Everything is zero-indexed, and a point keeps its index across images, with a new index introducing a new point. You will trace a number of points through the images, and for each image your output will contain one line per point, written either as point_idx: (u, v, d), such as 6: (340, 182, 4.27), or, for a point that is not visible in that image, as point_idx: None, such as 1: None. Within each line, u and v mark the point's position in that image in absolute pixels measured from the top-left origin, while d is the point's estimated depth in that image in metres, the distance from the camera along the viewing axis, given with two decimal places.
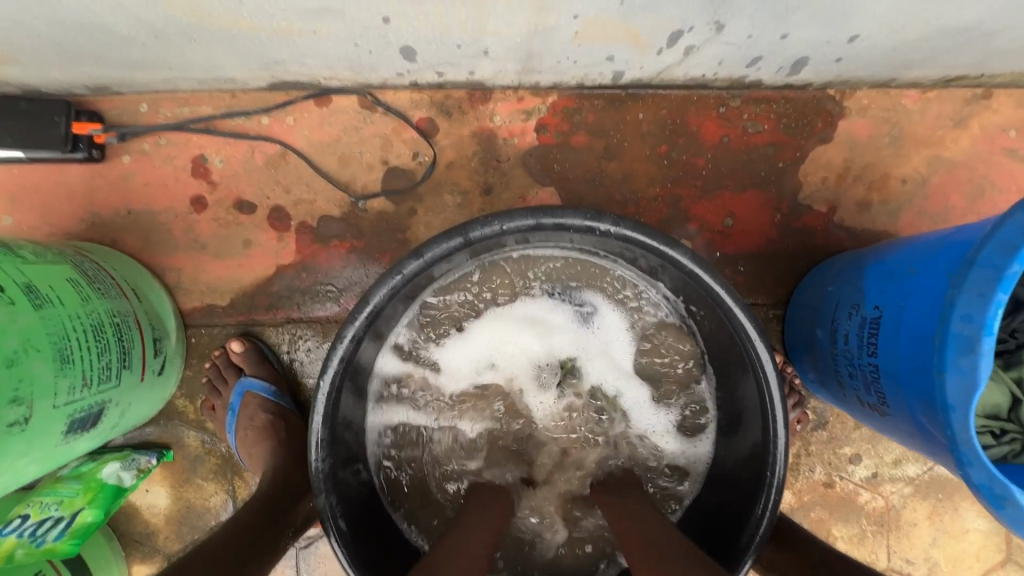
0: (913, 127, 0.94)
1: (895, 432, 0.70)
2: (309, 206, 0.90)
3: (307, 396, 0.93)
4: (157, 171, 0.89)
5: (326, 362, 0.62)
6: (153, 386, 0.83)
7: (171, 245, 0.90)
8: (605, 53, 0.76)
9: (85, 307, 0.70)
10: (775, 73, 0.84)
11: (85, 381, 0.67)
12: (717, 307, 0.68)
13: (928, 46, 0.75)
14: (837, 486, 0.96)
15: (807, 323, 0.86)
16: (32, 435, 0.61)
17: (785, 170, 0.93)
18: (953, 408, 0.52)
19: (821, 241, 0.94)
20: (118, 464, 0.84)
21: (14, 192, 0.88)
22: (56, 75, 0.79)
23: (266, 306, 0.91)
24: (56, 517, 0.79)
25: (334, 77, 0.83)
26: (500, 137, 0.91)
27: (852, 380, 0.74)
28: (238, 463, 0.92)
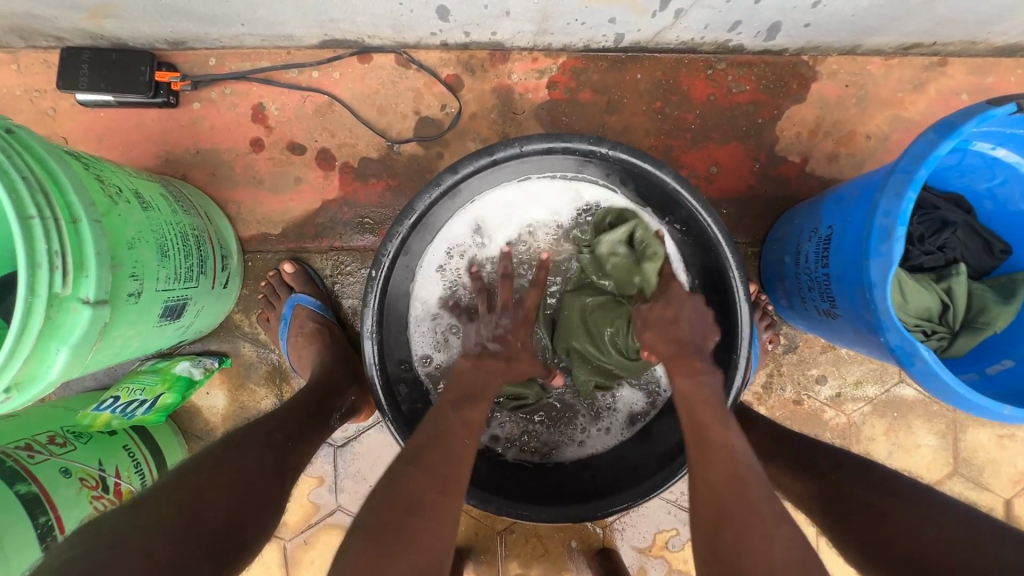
0: (877, 89, 1.07)
1: (843, 332, 0.84)
2: (351, 149, 1.05)
3: (346, 315, 1.08)
4: (222, 117, 1.04)
5: (379, 255, 0.77)
6: (219, 297, 0.98)
7: (232, 181, 1.05)
8: (608, 15, 0.90)
9: (174, 217, 0.85)
10: (754, 38, 0.98)
11: (176, 275, 0.82)
12: (697, 224, 0.80)
13: (881, 12, 0.89)
14: (805, 404, 1.10)
15: (778, 255, 1.00)
16: (141, 310, 0.75)
17: (764, 125, 1.07)
18: (876, 285, 0.66)
19: (794, 189, 1.08)
20: (188, 363, 0.99)
21: (101, 132, 1.04)
22: (145, 30, 0.94)
23: (313, 235, 1.06)
24: (141, 399, 0.94)
25: (377, 35, 0.97)
26: (517, 92, 1.05)
27: (811, 293, 0.88)
28: (286, 371, 1.07)
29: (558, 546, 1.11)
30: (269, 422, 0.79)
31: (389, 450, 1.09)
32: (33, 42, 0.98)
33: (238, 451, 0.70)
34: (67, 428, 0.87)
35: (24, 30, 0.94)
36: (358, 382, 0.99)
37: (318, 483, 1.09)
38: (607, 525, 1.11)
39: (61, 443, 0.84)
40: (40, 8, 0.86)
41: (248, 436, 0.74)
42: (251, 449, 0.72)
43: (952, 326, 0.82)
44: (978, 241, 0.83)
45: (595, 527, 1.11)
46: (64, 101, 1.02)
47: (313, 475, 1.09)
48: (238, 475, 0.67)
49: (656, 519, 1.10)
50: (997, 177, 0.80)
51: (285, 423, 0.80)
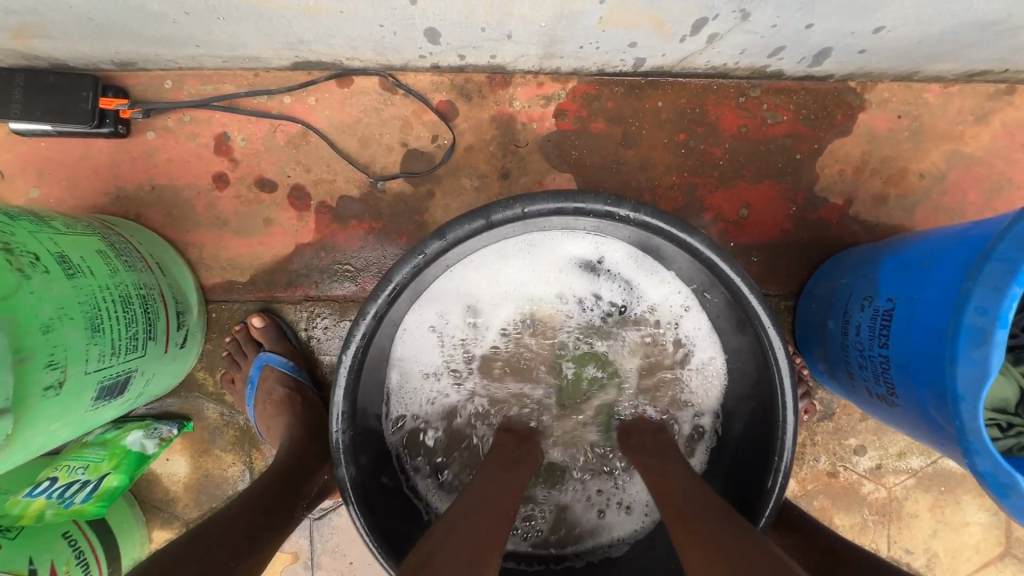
0: (934, 121, 0.93)
1: (901, 422, 0.71)
2: (328, 186, 0.92)
3: (323, 373, 0.95)
4: (181, 148, 0.91)
5: (349, 337, 0.64)
6: (176, 359, 0.86)
7: (193, 221, 0.92)
8: (629, 39, 0.76)
9: (114, 277, 0.72)
10: (796, 64, 0.84)
11: (114, 350, 0.69)
12: (731, 297, 0.68)
13: (953, 39, 0.75)
14: (840, 477, 0.97)
15: (818, 315, 0.87)
16: (65, 400, 0.63)
17: (802, 162, 0.94)
18: (962, 397, 0.53)
19: (835, 234, 0.94)
20: (141, 433, 0.87)
21: (41, 165, 0.90)
22: (84, 50, 0.80)
23: (285, 283, 0.93)
24: (83, 480, 0.82)
25: (357, 58, 0.84)
26: (519, 121, 0.92)
27: (861, 371, 0.75)
28: (256, 436, 0.95)
29: None
30: (214, 530, 0.65)
31: None
32: None
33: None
34: None
35: None
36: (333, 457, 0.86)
37: (292, 559, 0.97)
38: None
39: None
40: None
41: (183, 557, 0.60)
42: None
43: None
44: None
45: None
46: None
47: (286, 550, 0.97)
48: None
49: None
50: None
51: (231, 529, 0.66)
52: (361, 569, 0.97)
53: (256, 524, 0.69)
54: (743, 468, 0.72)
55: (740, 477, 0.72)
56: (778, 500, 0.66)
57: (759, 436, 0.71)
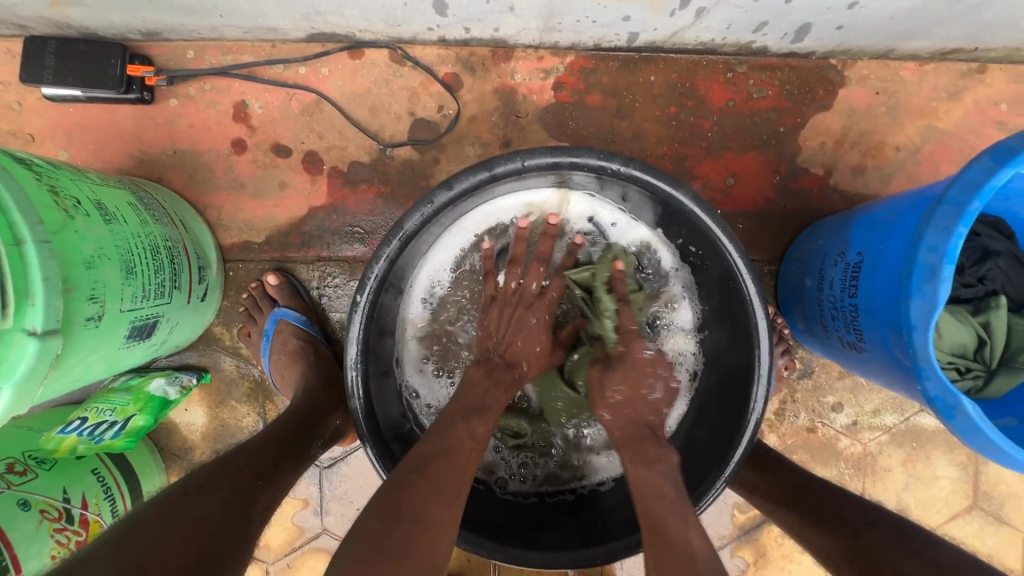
0: (909, 97, 0.99)
1: (869, 367, 0.77)
2: (340, 152, 0.97)
3: (334, 330, 1.01)
4: (202, 115, 0.96)
5: (364, 279, 0.70)
6: (196, 311, 0.91)
7: (212, 184, 0.97)
8: (623, 12, 0.81)
9: (143, 227, 0.78)
10: (780, 40, 0.90)
11: (144, 293, 0.75)
12: (714, 248, 0.74)
13: (923, 15, 0.81)
14: (818, 432, 1.04)
15: (798, 276, 0.93)
16: (103, 334, 0.69)
17: (785, 134, 1.00)
18: (915, 328, 0.59)
19: (815, 203, 1.00)
20: (164, 380, 0.92)
21: (70, 129, 0.96)
22: (114, 19, 0.86)
23: (299, 244, 0.99)
24: (111, 421, 0.88)
25: (369, 30, 0.89)
26: (520, 93, 0.97)
27: (834, 322, 0.81)
28: (269, 388, 1.01)
29: None
30: (239, 457, 0.71)
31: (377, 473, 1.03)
32: None
33: (198, 495, 0.63)
34: (28, 455, 0.81)
35: None
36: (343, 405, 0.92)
37: (303, 505, 1.03)
38: None
39: (21, 471, 0.79)
40: None
41: (214, 477, 0.66)
42: (216, 492, 0.65)
43: (988, 364, 0.75)
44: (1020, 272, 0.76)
45: None
46: (29, 95, 0.95)
47: (298, 497, 1.03)
48: (199, 522, 0.60)
49: None
50: None
51: (254, 457, 0.73)
52: None
53: (279, 455, 0.75)
54: (725, 412, 0.78)
55: (720, 421, 0.78)
56: (752, 435, 0.72)
57: (738, 380, 0.76)
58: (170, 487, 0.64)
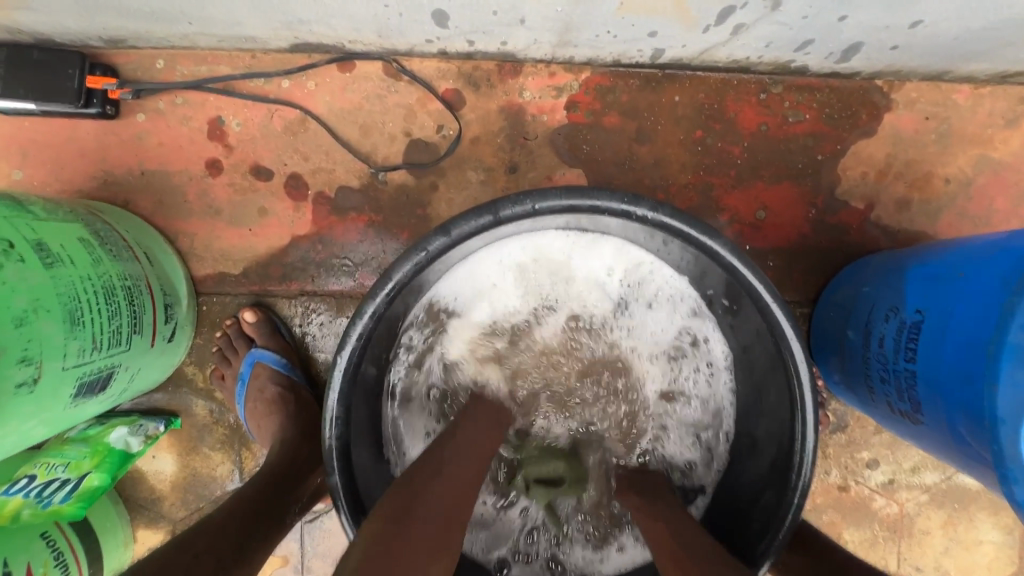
0: (963, 123, 0.89)
1: (926, 442, 0.67)
2: (327, 175, 0.87)
3: (318, 372, 0.91)
4: (172, 132, 0.86)
5: (344, 338, 0.60)
6: (162, 354, 0.82)
7: (184, 209, 0.87)
8: (649, 28, 0.71)
9: (96, 267, 0.68)
10: (823, 59, 0.80)
11: (95, 344, 0.66)
12: (751, 304, 0.64)
13: (993, 35, 0.70)
14: (851, 491, 0.94)
15: (836, 325, 0.83)
16: (40, 396, 0.59)
17: (823, 163, 0.89)
18: (1002, 421, 0.50)
19: (854, 240, 0.90)
20: (126, 429, 0.83)
21: (25, 145, 0.86)
22: (71, 25, 0.75)
23: (280, 277, 0.89)
24: (63, 479, 0.78)
25: (359, 40, 0.79)
26: (529, 113, 0.87)
27: (883, 385, 0.72)
28: (245, 435, 0.91)
29: None
30: (197, 541, 0.62)
31: None
32: None
33: None
34: None
35: None
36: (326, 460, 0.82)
37: (281, 563, 0.93)
38: None
39: None
40: None
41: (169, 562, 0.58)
42: None
43: None
44: None
45: None
46: None
47: (275, 553, 0.93)
48: None
49: None
50: None
51: (222, 533, 0.64)
52: None
53: (246, 528, 0.66)
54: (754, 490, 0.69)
55: (748, 501, 0.69)
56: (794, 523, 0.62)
57: (773, 456, 0.67)
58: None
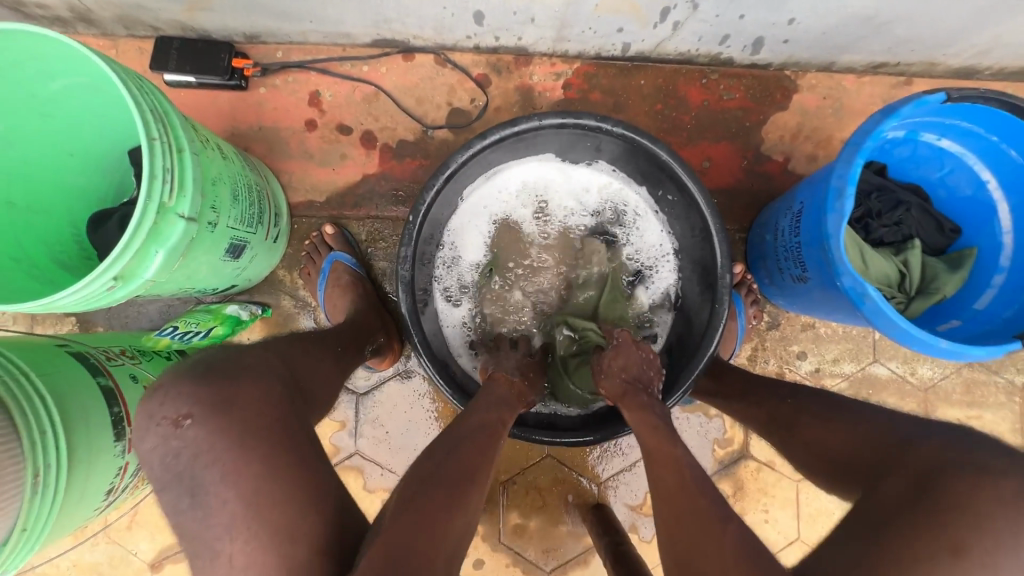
0: (851, 101, 1.23)
1: (813, 295, 0.96)
2: (391, 132, 1.22)
3: (377, 276, 1.22)
4: (284, 100, 1.21)
5: (415, 206, 0.90)
6: (269, 250, 1.13)
7: (287, 154, 1.21)
8: (617, 25, 1.06)
9: (244, 171, 1.00)
10: (742, 52, 1.15)
11: (240, 218, 0.97)
12: (685, 196, 0.94)
13: (849, 30, 1.05)
14: (786, 377, 1.20)
15: (761, 236, 1.13)
16: (214, 240, 0.90)
17: (750, 128, 1.23)
18: (831, 236, 0.79)
19: (776, 183, 1.22)
20: (237, 305, 1.13)
21: (179, 108, 1.21)
22: (229, 23, 1.12)
23: (353, 204, 1.21)
24: (197, 330, 1.07)
25: (421, 37, 1.15)
26: (536, 91, 1.22)
27: (786, 263, 1.01)
28: (320, 323, 1.20)
29: (555, 498, 1.20)
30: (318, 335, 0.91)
31: (406, 400, 1.20)
32: (133, 30, 1.17)
33: (299, 345, 0.81)
34: (134, 346, 0.99)
35: (131, 21, 1.14)
36: (384, 329, 1.11)
37: (340, 426, 1.20)
38: (601, 483, 1.21)
39: (130, 355, 0.96)
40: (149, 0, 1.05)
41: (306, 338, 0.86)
42: (309, 346, 0.83)
43: (909, 293, 0.94)
44: (930, 221, 0.96)
45: (590, 487, 1.21)
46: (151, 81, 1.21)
47: (336, 418, 1.20)
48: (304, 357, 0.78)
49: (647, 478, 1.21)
50: (945, 167, 0.94)
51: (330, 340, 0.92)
52: (395, 437, 1.20)
53: (343, 341, 0.95)
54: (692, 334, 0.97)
55: (691, 341, 0.97)
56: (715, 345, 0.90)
57: (704, 309, 0.95)
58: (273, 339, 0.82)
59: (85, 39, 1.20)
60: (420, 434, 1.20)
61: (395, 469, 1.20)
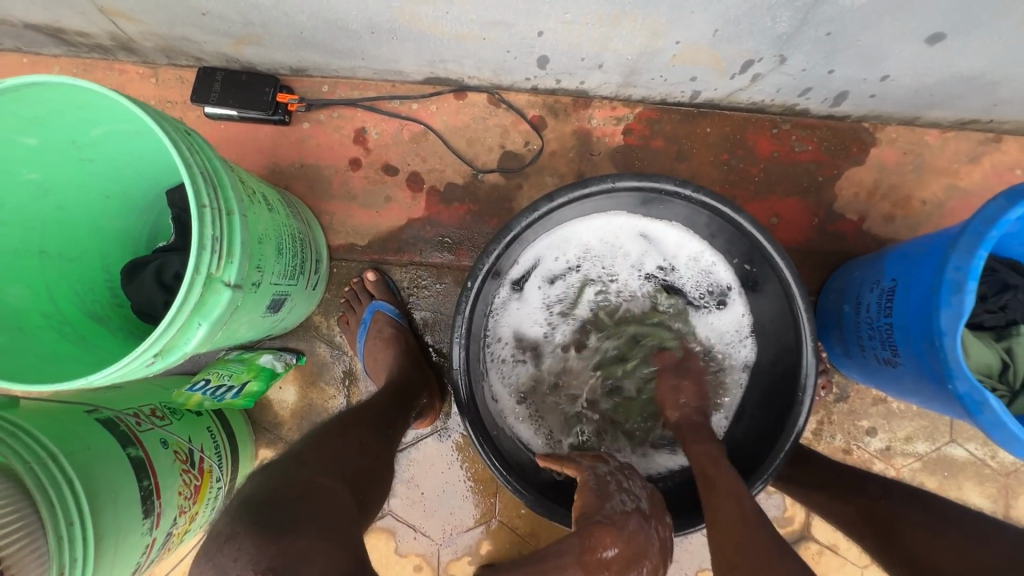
0: (934, 158, 1.14)
1: (903, 381, 0.88)
2: (439, 174, 1.15)
3: (417, 326, 1.15)
4: (328, 137, 1.15)
5: (475, 270, 0.85)
6: (308, 297, 1.07)
7: (329, 194, 1.15)
8: (691, 73, 0.99)
9: (288, 219, 0.94)
10: (821, 103, 1.07)
11: (284, 272, 0.91)
12: (772, 272, 0.86)
13: (946, 89, 0.96)
14: (854, 454, 1.11)
15: (835, 304, 1.05)
16: (257, 298, 0.83)
17: (823, 183, 1.15)
18: (945, 334, 0.71)
19: (849, 244, 1.14)
20: (271, 355, 1.08)
21: (218, 141, 1.15)
22: (276, 57, 1.06)
23: (396, 249, 1.15)
24: (230, 384, 1.01)
25: (476, 77, 1.09)
26: (595, 135, 1.15)
27: (871, 341, 0.93)
28: (357, 374, 1.14)
29: None
30: (369, 411, 0.85)
31: (444, 460, 1.13)
32: (175, 60, 1.12)
33: (355, 430, 0.77)
34: (164, 404, 0.93)
35: (173, 51, 1.08)
36: (429, 387, 1.05)
37: None
38: None
39: (160, 415, 0.90)
40: (195, 33, 1.00)
41: (348, 418, 0.81)
42: (365, 430, 0.79)
43: (1012, 385, 0.84)
44: None
45: None
46: (191, 113, 1.15)
47: None
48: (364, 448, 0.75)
49: (699, 557, 1.13)
50: None
51: (375, 414, 0.85)
52: (430, 499, 1.13)
53: (392, 413, 0.88)
54: (766, 425, 0.89)
55: (765, 429, 0.89)
56: (793, 441, 0.82)
57: (782, 399, 0.87)
58: (323, 427, 0.77)
59: (125, 67, 1.15)
60: (458, 498, 1.13)
61: (429, 533, 1.13)
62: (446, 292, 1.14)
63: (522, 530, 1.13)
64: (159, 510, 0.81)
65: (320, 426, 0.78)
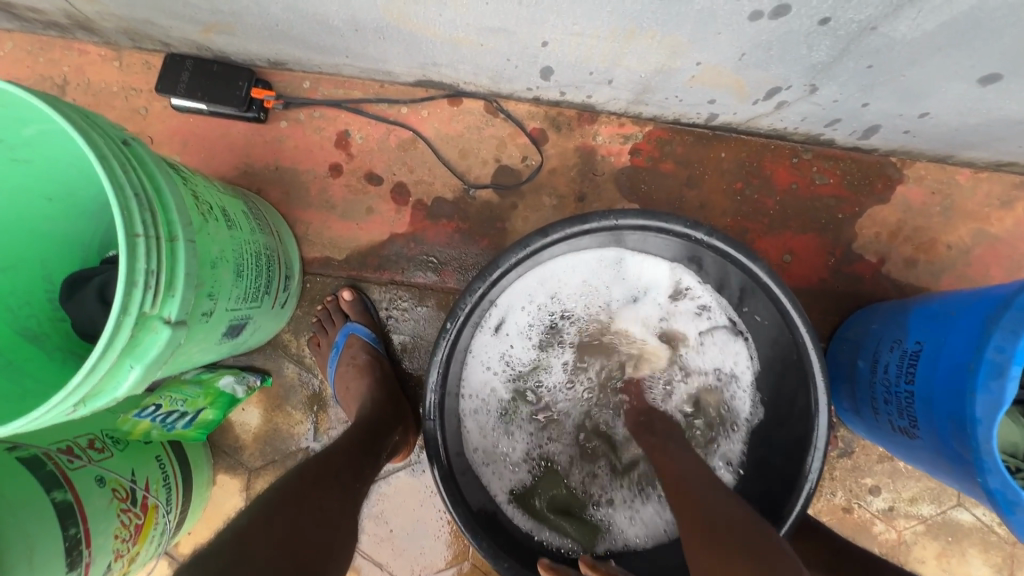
0: (964, 200, 1.05)
1: (918, 453, 0.81)
2: (427, 187, 1.05)
3: (395, 351, 1.06)
4: (307, 138, 1.05)
5: (456, 307, 0.76)
6: (276, 317, 0.97)
7: (306, 202, 1.05)
8: (710, 96, 0.89)
9: (252, 235, 0.84)
10: (848, 135, 0.97)
11: (244, 295, 0.81)
12: (784, 325, 0.77)
13: (988, 131, 0.87)
14: (854, 513, 1.04)
15: (848, 356, 0.97)
16: (209, 327, 0.74)
17: (843, 221, 1.06)
18: (980, 422, 0.63)
19: (866, 288, 1.06)
20: (233, 377, 0.99)
21: (186, 136, 1.05)
22: (250, 48, 0.96)
23: (375, 266, 1.05)
24: (182, 411, 0.94)
25: (472, 83, 0.99)
26: (599, 154, 1.05)
27: (885, 405, 0.85)
28: (326, 399, 1.06)
29: None
30: (337, 457, 0.77)
31: (416, 496, 1.05)
32: (140, 44, 1.01)
33: (319, 490, 0.68)
34: (105, 433, 0.83)
35: (138, 34, 0.97)
36: (404, 421, 0.96)
37: None
38: None
39: (99, 447, 0.81)
40: (159, 18, 0.89)
41: (311, 466, 0.73)
42: (330, 488, 0.70)
43: None
44: None
45: None
46: (157, 104, 1.05)
47: None
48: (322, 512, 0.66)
49: None
50: None
51: (342, 459, 0.77)
52: (399, 537, 1.05)
53: (362, 459, 0.79)
54: (767, 493, 0.80)
55: (768, 498, 0.80)
56: (795, 519, 0.73)
57: (788, 467, 0.78)
58: (275, 487, 0.67)
59: (85, 47, 1.04)
60: (429, 537, 1.05)
61: (396, 572, 1.05)
62: (428, 316, 1.05)
63: (495, 574, 1.05)
64: (89, 560, 0.73)
65: (279, 479, 0.69)
